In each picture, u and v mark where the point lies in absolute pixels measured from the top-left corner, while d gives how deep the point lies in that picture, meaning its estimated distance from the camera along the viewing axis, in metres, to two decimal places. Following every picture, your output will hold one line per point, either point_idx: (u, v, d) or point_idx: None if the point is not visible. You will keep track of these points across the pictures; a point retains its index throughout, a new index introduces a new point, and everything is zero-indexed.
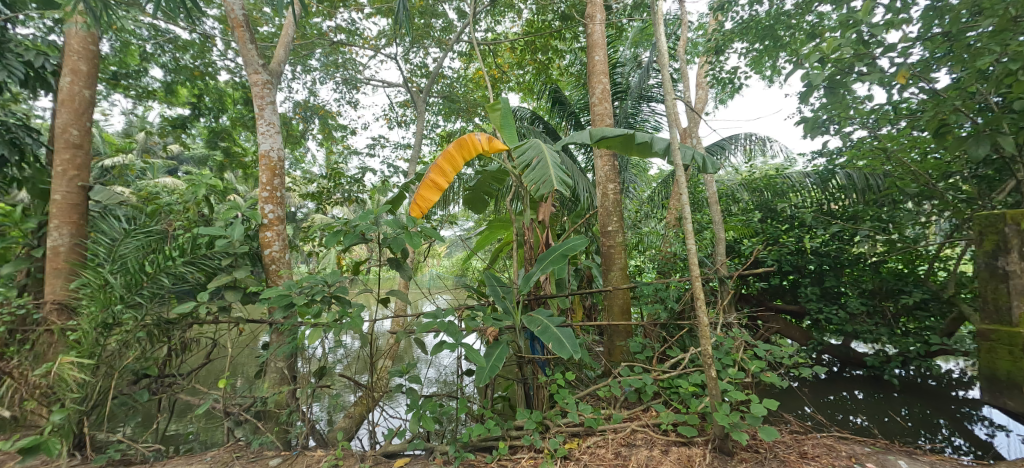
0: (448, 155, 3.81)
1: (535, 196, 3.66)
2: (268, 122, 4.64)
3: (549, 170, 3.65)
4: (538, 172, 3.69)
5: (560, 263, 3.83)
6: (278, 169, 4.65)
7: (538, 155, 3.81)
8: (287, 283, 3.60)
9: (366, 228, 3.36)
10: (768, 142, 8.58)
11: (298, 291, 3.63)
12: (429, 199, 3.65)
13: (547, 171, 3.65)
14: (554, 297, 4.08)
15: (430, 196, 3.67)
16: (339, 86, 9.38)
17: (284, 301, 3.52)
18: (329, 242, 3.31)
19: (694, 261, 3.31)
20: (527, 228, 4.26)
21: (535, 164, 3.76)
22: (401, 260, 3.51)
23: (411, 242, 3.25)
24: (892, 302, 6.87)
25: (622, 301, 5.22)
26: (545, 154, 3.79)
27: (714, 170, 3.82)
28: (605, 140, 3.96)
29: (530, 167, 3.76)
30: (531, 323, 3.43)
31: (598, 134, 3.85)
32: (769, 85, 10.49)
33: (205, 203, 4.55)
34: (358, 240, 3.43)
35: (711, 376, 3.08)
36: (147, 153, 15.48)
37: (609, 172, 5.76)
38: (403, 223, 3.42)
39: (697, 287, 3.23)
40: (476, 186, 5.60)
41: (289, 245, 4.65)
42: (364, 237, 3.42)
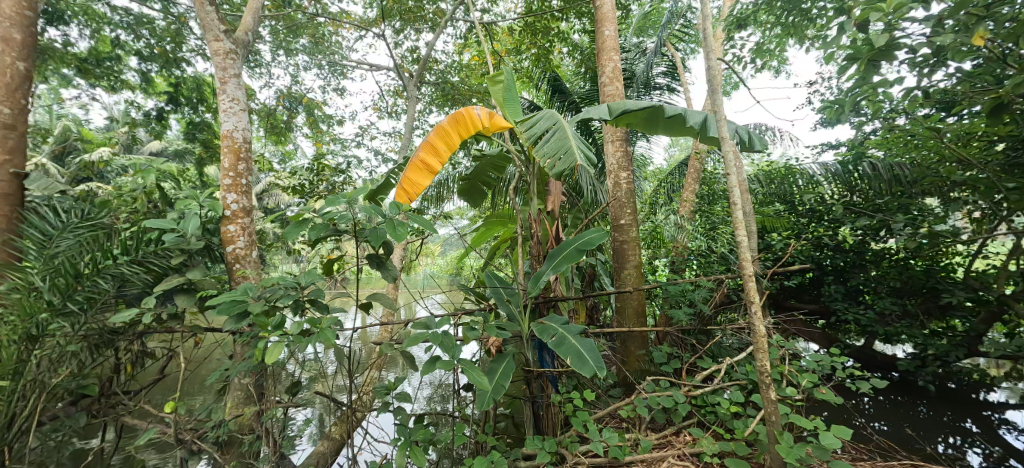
0: (441, 132, 3.15)
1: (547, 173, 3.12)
2: (232, 98, 3.97)
3: (568, 139, 3.15)
4: (554, 142, 3.19)
5: (575, 260, 3.23)
6: (243, 152, 3.98)
7: (553, 125, 3.32)
8: (244, 286, 2.98)
9: (341, 217, 2.73)
10: (783, 131, 8.01)
11: (256, 297, 3.00)
12: (418, 183, 3.03)
13: (564, 142, 3.16)
14: (567, 300, 3.48)
15: (419, 179, 3.04)
16: (324, 73, 8.72)
17: (238, 309, 2.89)
18: (291, 235, 2.65)
19: (747, 257, 2.73)
20: (534, 219, 3.66)
21: (549, 135, 3.26)
22: (383, 257, 2.89)
23: (394, 233, 2.59)
24: (920, 300, 6.43)
25: (637, 302, 4.66)
26: (561, 122, 3.30)
27: (757, 150, 3.29)
28: (626, 116, 3.38)
29: (541, 139, 3.25)
30: (545, 334, 2.84)
31: (619, 108, 3.26)
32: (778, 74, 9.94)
33: (158, 193, 3.89)
34: (329, 231, 2.79)
35: (771, 398, 2.53)
36: (127, 149, 14.67)
37: (621, 159, 5.15)
38: (383, 211, 2.75)
39: (750, 290, 2.67)
40: (474, 175, 4.97)
41: (257, 240, 3.99)
42: (336, 228, 2.79)
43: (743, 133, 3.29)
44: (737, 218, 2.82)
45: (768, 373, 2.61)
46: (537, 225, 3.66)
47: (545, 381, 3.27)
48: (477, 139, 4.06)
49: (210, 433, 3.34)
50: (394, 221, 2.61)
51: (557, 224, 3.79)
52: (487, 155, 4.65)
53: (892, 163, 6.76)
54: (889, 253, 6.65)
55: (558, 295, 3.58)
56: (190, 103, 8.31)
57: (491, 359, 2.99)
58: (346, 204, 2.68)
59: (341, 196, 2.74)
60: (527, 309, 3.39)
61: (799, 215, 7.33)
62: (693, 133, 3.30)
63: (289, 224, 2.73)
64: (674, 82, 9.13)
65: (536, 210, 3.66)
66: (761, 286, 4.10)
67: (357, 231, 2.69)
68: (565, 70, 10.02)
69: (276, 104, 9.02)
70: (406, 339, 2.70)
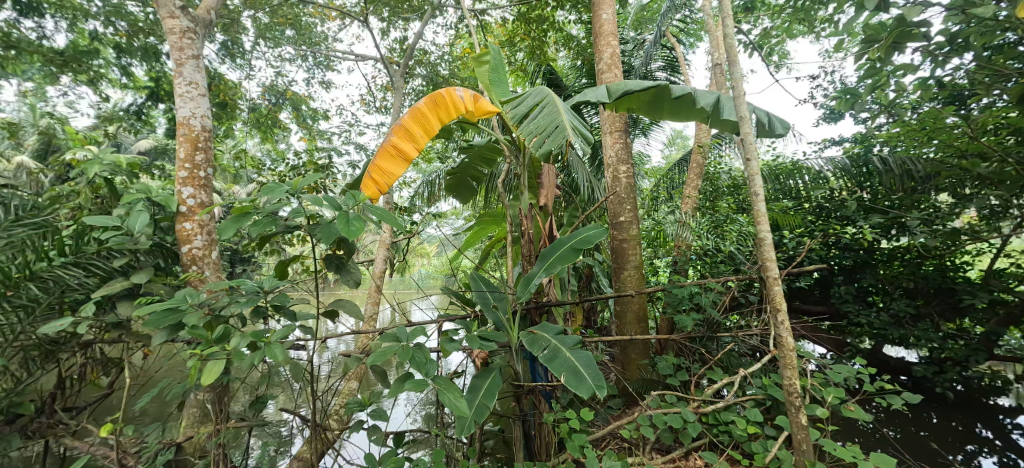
0: (417, 115, 2.76)
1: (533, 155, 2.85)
2: (189, 82, 3.57)
3: (558, 114, 2.85)
4: (544, 118, 2.89)
5: (570, 260, 2.86)
6: (202, 141, 3.57)
7: (542, 99, 3.03)
8: (180, 293, 2.38)
9: (294, 210, 2.34)
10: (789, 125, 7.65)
11: (196, 304, 2.40)
12: (391, 173, 2.62)
13: (554, 118, 2.84)
14: (561, 304, 3.09)
15: (392, 168, 2.63)
16: (308, 65, 8.32)
17: (168, 321, 2.28)
18: (230, 230, 2.23)
19: (768, 257, 2.43)
20: (525, 215, 3.28)
21: (537, 111, 2.96)
22: (345, 258, 2.50)
23: (351, 227, 2.15)
24: (936, 302, 6.08)
25: (638, 306, 4.31)
26: (550, 97, 3.02)
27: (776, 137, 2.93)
28: (628, 98, 3.02)
29: (529, 116, 2.96)
30: (535, 346, 2.45)
31: (620, 89, 2.90)
32: (783, 68, 9.55)
33: (107, 187, 3.49)
34: (281, 227, 2.40)
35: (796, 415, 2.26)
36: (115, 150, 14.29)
37: (620, 151, 4.78)
38: (341, 202, 2.34)
39: (774, 294, 2.39)
40: (462, 169, 4.57)
41: (217, 239, 3.58)
42: (291, 224, 2.40)
43: (760, 118, 2.93)
44: (757, 214, 2.52)
45: (795, 388, 2.35)
46: (529, 222, 3.28)
47: (538, 397, 2.91)
48: (461, 126, 3.67)
49: (161, 456, 2.96)
50: (354, 214, 2.21)
51: (551, 221, 3.38)
52: (475, 146, 4.26)
53: (904, 158, 6.41)
54: (901, 252, 6.31)
55: (551, 300, 3.20)
56: (168, 97, 7.91)
57: (474, 374, 2.61)
58: (299, 195, 2.28)
59: (294, 187, 2.34)
60: (516, 316, 3.01)
61: (807, 213, 6.97)
62: (703, 117, 2.94)
63: (234, 218, 2.33)
64: (675, 75, 8.76)
65: (527, 205, 3.28)
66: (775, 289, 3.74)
67: (312, 227, 2.29)
68: (562, 63, 9.62)
69: (260, 99, 8.61)
70: (371, 353, 2.30)
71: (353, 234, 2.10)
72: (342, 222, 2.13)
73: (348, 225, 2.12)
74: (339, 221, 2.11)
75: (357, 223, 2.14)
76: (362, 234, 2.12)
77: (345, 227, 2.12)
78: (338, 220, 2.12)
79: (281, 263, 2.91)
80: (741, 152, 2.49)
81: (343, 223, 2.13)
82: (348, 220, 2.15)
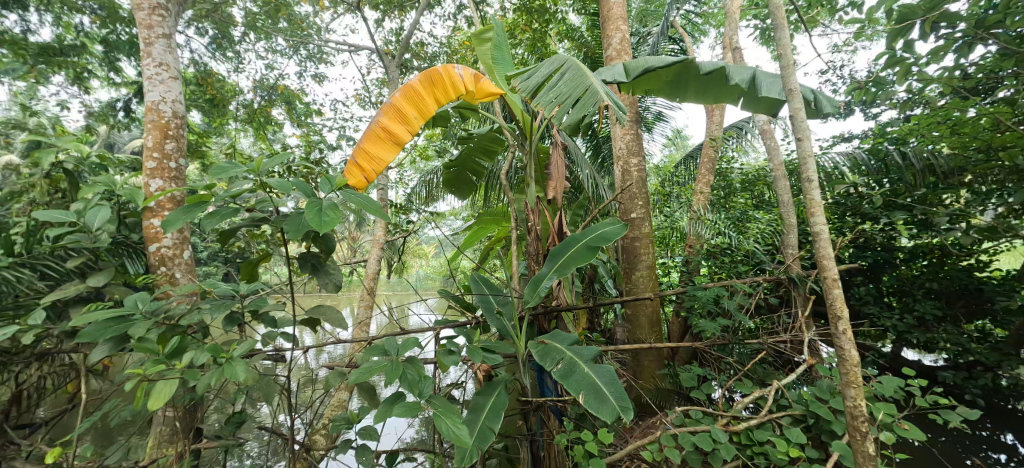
0: (410, 94, 2.42)
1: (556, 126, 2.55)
2: (159, 63, 3.22)
3: (586, 78, 2.54)
4: (567, 85, 2.57)
5: (586, 258, 2.52)
6: (172, 128, 3.20)
7: (561, 65, 2.70)
8: (131, 298, 2.02)
9: (259, 200, 1.98)
10: None
11: (149, 311, 2.05)
12: (379, 159, 2.24)
13: (580, 82, 2.53)
14: (572, 309, 2.75)
15: (381, 153, 2.26)
16: (299, 58, 7.95)
17: (113, 332, 1.92)
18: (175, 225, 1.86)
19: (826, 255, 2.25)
20: (531, 209, 2.93)
21: (557, 78, 2.63)
22: (323, 257, 2.14)
23: (323, 218, 1.79)
24: (963, 303, 5.70)
25: (652, 309, 3.98)
26: (572, 63, 2.67)
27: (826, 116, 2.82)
28: (648, 77, 2.75)
29: (549, 84, 2.62)
30: (548, 360, 2.10)
31: (641, 66, 2.62)
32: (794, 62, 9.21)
33: (67, 180, 3.13)
34: (248, 220, 2.06)
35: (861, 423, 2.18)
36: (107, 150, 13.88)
37: (631, 142, 4.42)
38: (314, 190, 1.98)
39: (834, 298, 2.26)
40: (460, 162, 4.23)
41: (190, 238, 3.23)
42: (259, 216, 2.06)
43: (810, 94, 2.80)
44: (810, 212, 2.40)
45: (859, 409, 2.21)
46: (536, 217, 2.94)
47: (547, 413, 2.58)
48: (459, 110, 3.33)
49: None
50: (327, 204, 1.85)
51: (560, 217, 3.04)
52: (475, 136, 3.93)
53: (927, 150, 6.00)
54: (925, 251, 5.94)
55: (561, 304, 2.87)
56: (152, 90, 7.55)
57: (475, 391, 2.27)
58: (267, 182, 1.93)
59: (260, 172, 2.00)
60: (523, 322, 2.68)
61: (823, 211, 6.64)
62: (739, 92, 2.75)
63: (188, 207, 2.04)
64: None
65: (534, 199, 2.94)
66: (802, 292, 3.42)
67: (281, 219, 1.94)
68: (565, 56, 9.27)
69: (250, 93, 8.24)
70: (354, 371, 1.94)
71: (325, 225, 1.75)
72: (313, 211, 1.79)
73: (321, 216, 1.78)
74: (309, 212, 1.76)
75: (333, 214, 1.81)
76: (338, 225, 1.77)
77: (316, 216, 1.77)
78: (309, 211, 1.77)
79: (255, 263, 2.58)
80: (792, 132, 2.39)
81: (315, 214, 1.79)
82: (322, 209, 1.81)
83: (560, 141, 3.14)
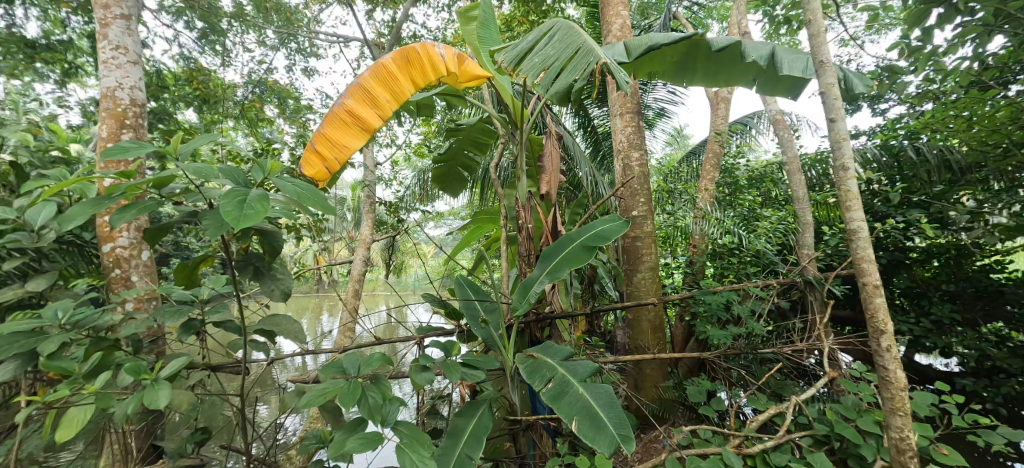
0: (382, 73, 2.14)
1: (542, 96, 2.26)
2: (115, 46, 2.94)
3: (580, 35, 2.35)
4: (555, 47, 2.35)
5: (583, 260, 2.24)
6: (128, 116, 2.91)
7: (548, 29, 2.47)
8: (51, 307, 1.75)
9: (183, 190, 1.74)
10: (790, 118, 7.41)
11: (72, 323, 1.77)
12: (344, 146, 1.96)
13: (572, 41, 2.32)
14: (566, 316, 2.47)
15: (346, 139, 1.98)
16: (288, 51, 7.68)
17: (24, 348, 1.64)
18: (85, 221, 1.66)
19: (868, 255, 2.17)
20: (522, 205, 2.65)
21: (544, 41, 2.39)
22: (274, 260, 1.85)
23: (242, 211, 1.49)
24: (985, 304, 5.22)
25: (655, 314, 3.70)
26: (562, 24, 2.45)
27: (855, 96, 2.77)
28: (661, 51, 2.54)
29: (535, 49, 2.38)
30: (536, 379, 1.81)
31: (655, 36, 2.40)
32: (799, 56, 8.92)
33: (13, 174, 2.85)
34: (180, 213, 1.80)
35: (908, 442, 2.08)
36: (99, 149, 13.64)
37: (632, 135, 4.11)
38: (241, 178, 1.69)
39: (876, 307, 2.15)
40: (449, 156, 3.92)
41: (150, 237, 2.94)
42: (191, 210, 1.79)
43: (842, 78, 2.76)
44: (844, 208, 2.26)
45: (907, 443, 2.07)
46: (527, 213, 2.65)
47: (539, 433, 2.31)
48: (443, 96, 3.05)
49: None
50: (253, 196, 1.56)
51: (554, 213, 2.76)
52: (465, 127, 3.64)
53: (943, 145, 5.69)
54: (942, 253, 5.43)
55: (555, 310, 2.59)
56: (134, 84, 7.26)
57: (454, 411, 1.99)
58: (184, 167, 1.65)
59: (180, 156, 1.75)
60: (512, 332, 2.40)
61: None
62: (752, 72, 2.57)
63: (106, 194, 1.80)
64: None
65: (526, 193, 2.65)
66: (819, 295, 3.14)
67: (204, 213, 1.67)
68: None
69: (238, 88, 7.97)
70: (305, 395, 1.66)
71: (246, 218, 1.47)
72: (233, 200, 1.51)
73: (244, 207, 1.49)
74: (226, 204, 1.47)
75: (260, 205, 1.52)
76: (264, 217, 1.50)
77: (236, 207, 1.49)
78: (226, 203, 1.48)
79: (201, 265, 2.29)
80: (823, 112, 2.26)
81: (234, 206, 1.49)
82: (248, 201, 1.53)
83: (553, 131, 2.86)
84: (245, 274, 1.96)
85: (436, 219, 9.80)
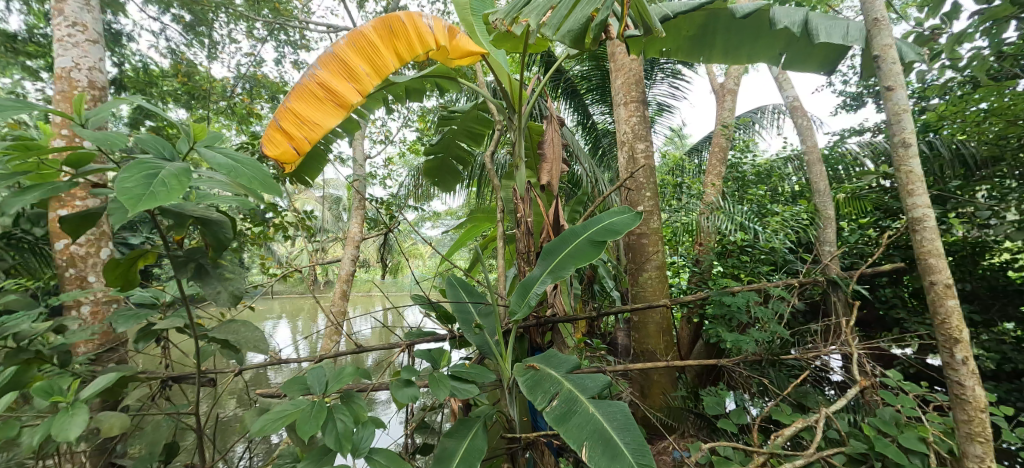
0: (362, 44, 1.87)
1: (549, 38, 1.97)
2: (73, 23, 2.67)
3: None
4: None
5: (590, 256, 1.99)
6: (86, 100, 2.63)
7: None
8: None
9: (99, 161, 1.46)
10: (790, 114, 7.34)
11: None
12: (319, 123, 1.72)
13: None
14: (569, 318, 2.21)
15: (319, 117, 1.74)
16: (279, 44, 7.40)
17: None
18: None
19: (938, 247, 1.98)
20: (521, 197, 2.38)
21: None
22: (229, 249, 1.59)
23: (148, 186, 1.26)
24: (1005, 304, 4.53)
25: (662, 315, 3.46)
26: None
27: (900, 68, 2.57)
28: (682, 18, 2.35)
29: None
30: (540, 394, 1.54)
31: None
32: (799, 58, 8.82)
33: None
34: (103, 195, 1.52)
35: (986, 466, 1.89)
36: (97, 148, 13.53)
37: (637, 126, 3.86)
38: (158, 148, 1.46)
39: (948, 311, 1.96)
40: (443, 147, 3.66)
41: (110, 233, 2.66)
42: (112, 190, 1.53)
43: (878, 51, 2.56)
44: (905, 192, 2.07)
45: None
46: (526, 206, 2.38)
47: (540, 451, 2.05)
48: (435, 78, 2.80)
49: None
50: (169, 171, 1.33)
51: (556, 206, 2.48)
52: (459, 114, 3.39)
53: None
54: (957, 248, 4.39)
55: (558, 313, 2.32)
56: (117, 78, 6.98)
57: (444, 431, 1.73)
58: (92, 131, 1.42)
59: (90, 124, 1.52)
60: (510, 337, 2.14)
61: None
62: (780, 45, 2.39)
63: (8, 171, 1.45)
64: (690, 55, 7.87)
65: (525, 183, 2.38)
66: (844, 296, 2.88)
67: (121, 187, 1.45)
68: None
69: None
70: (262, 417, 1.40)
71: (154, 196, 1.24)
72: (142, 174, 1.28)
73: (155, 184, 1.26)
74: (130, 180, 1.24)
75: (178, 182, 1.30)
76: (179, 196, 1.27)
77: (145, 183, 1.26)
78: (128, 177, 1.24)
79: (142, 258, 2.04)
80: (879, 79, 2.09)
81: (141, 183, 1.26)
82: (162, 176, 1.30)
83: (555, 117, 2.60)
84: (200, 273, 1.69)
85: (432, 218, 9.52)
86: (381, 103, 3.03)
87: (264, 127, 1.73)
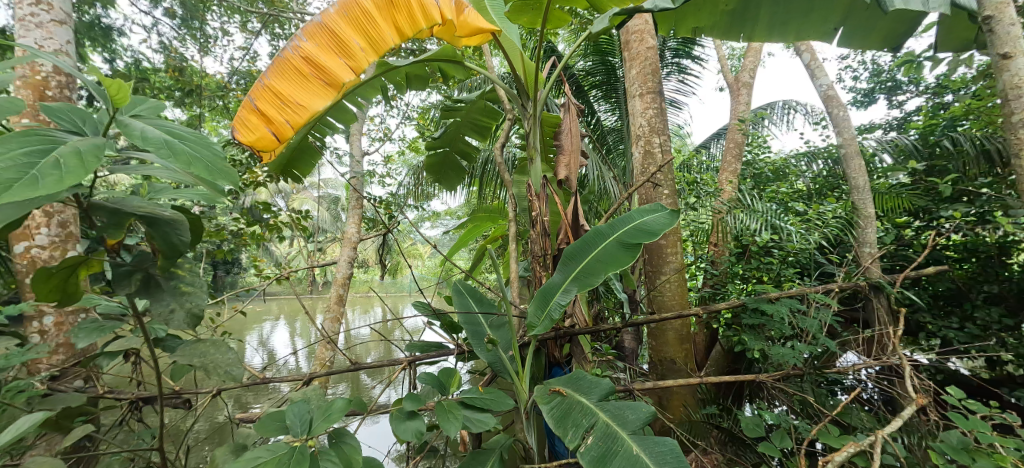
0: (359, 13, 1.60)
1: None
2: (36, 1, 2.42)
3: None
4: None
5: (620, 261, 1.75)
6: (50, 85, 2.38)
7: None
8: None
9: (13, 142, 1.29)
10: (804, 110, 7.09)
11: None
12: (304, 103, 1.48)
13: None
14: (591, 330, 1.98)
15: (304, 96, 1.49)
16: (275, 38, 7.13)
17: None
18: None
19: None
20: (535, 194, 2.13)
21: None
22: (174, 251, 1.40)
23: (34, 168, 1.07)
24: None
25: (682, 323, 3.21)
26: None
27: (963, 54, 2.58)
28: None
29: None
30: (571, 427, 1.36)
31: None
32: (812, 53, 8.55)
33: None
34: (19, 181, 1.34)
35: None
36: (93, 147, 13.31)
37: (654, 118, 3.59)
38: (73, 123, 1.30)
39: None
40: (446, 141, 3.39)
41: (79, 233, 2.41)
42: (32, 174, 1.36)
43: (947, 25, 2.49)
44: None
45: None
46: (542, 203, 2.12)
47: None
48: (438, 63, 2.55)
49: None
50: (66, 150, 1.14)
51: (574, 204, 2.23)
52: (464, 105, 3.14)
53: None
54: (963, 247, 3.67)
55: (578, 324, 2.08)
56: None
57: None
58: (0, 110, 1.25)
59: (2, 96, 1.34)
60: (526, 352, 1.90)
61: None
62: (838, 14, 2.14)
63: None
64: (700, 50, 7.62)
65: (540, 178, 2.13)
66: (886, 303, 2.64)
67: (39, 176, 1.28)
68: None
69: None
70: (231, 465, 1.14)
71: (38, 182, 1.05)
72: (27, 153, 1.09)
73: (43, 166, 1.08)
74: (10, 163, 1.05)
75: (77, 163, 1.11)
76: (73, 181, 1.07)
77: (31, 165, 1.08)
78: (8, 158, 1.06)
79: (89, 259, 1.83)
80: None
81: (25, 166, 1.07)
82: (56, 155, 1.11)
83: (573, 106, 2.36)
84: (156, 284, 1.48)
85: (432, 217, 9.27)
86: (380, 92, 2.79)
87: (239, 110, 1.47)
